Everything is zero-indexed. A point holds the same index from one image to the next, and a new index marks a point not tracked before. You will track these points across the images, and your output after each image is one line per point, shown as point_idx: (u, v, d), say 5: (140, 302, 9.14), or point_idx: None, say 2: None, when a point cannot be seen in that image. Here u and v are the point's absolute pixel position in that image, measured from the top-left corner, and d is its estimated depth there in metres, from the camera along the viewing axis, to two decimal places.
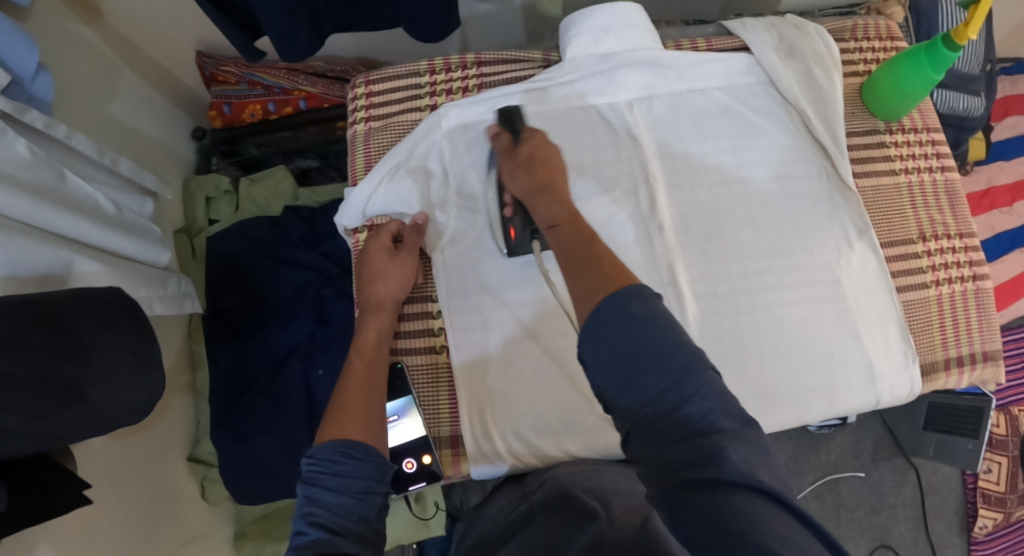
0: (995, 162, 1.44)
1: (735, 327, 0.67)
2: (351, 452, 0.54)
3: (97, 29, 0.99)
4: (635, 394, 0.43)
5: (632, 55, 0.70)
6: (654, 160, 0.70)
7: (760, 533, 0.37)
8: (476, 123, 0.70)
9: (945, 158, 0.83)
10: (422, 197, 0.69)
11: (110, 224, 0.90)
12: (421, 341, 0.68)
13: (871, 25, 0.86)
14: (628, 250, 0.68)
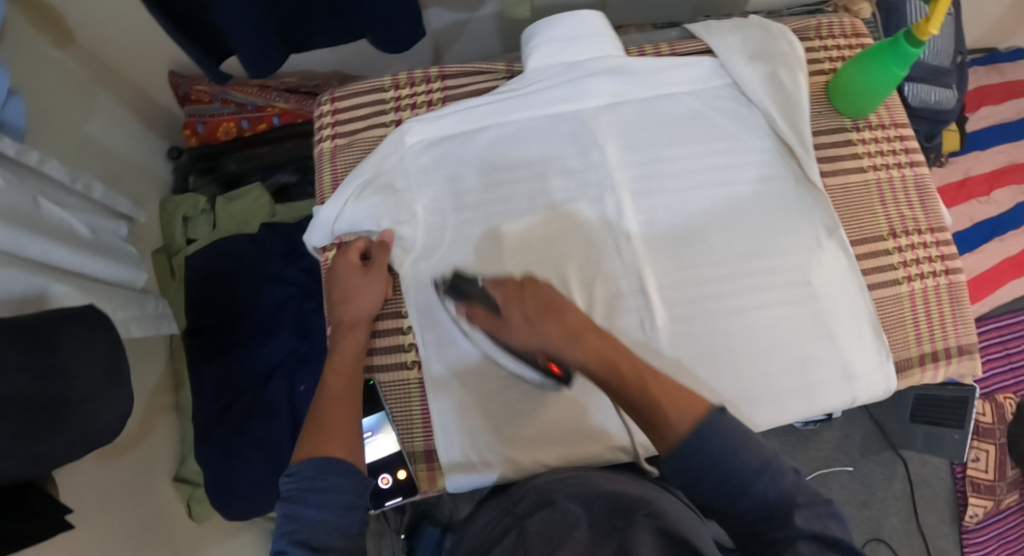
0: (972, 152, 1.45)
1: (708, 331, 0.68)
2: (331, 469, 0.55)
3: (70, 51, 0.98)
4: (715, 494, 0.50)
5: (597, 63, 0.70)
6: (621, 169, 0.70)
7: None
8: (441, 138, 0.71)
9: (914, 153, 0.84)
10: (391, 213, 0.69)
11: (85, 248, 0.91)
12: (392, 358, 0.69)
13: (834, 23, 0.87)
14: (599, 259, 0.68)
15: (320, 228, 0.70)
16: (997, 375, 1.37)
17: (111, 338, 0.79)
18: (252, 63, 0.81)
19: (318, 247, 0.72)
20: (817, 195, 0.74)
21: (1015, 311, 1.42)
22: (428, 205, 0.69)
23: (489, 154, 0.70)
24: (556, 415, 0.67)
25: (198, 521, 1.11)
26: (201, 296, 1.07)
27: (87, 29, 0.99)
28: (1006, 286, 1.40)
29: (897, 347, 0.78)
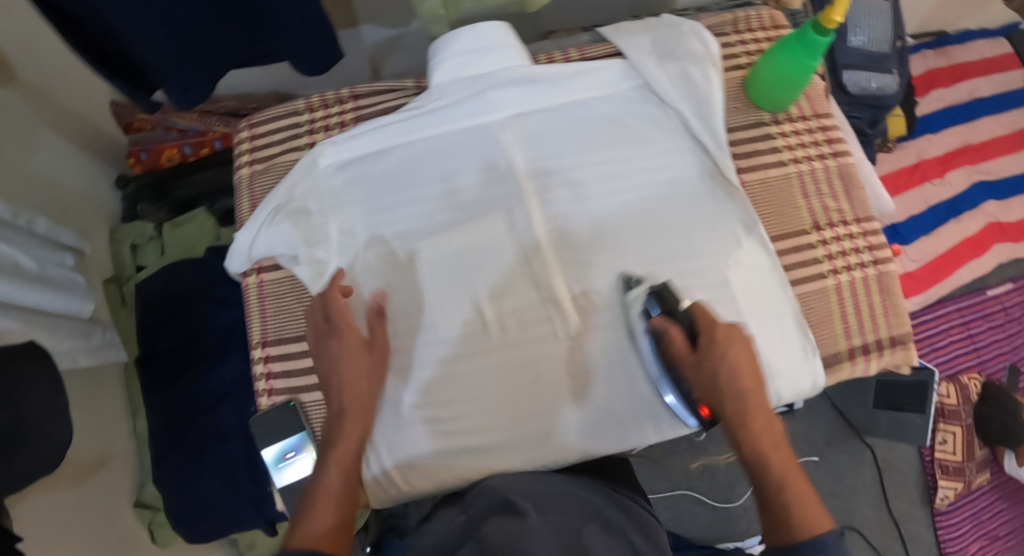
0: (924, 135, 1.48)
1: (619, 334, 0.71)
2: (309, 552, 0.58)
3: (12, 89, 0.97)
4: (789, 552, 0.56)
5: (499, 75, 0.74)
6: (527, 178, 0.74)
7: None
8: (352, 159, 0.75)
9: (837, 143, 0.83)
10: (303, 236, 0.73)
11: (31, 281, 0.90)
12: (313, 380, 0.75)
13: (752, 16, 0.87)
14: (506, 269, 0.73)
15: (238, 257, 0.76)
16: (959, 356, 1.38)
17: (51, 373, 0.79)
18: (176, 94, 0.84)
19: (240, 273, 0.77)
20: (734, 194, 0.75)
21: (977, 291, 1.42)
22: (341, 228, 0.74)
23: (399, 171, 0.74)
24: (470, 418, 0.71)
25: (161, 544, 1.12)
26: (153, 323, 1.09)
27: (30, 66, 0.99)
28: (965, 267, 1.40)
29: (826, 341, 0.77)
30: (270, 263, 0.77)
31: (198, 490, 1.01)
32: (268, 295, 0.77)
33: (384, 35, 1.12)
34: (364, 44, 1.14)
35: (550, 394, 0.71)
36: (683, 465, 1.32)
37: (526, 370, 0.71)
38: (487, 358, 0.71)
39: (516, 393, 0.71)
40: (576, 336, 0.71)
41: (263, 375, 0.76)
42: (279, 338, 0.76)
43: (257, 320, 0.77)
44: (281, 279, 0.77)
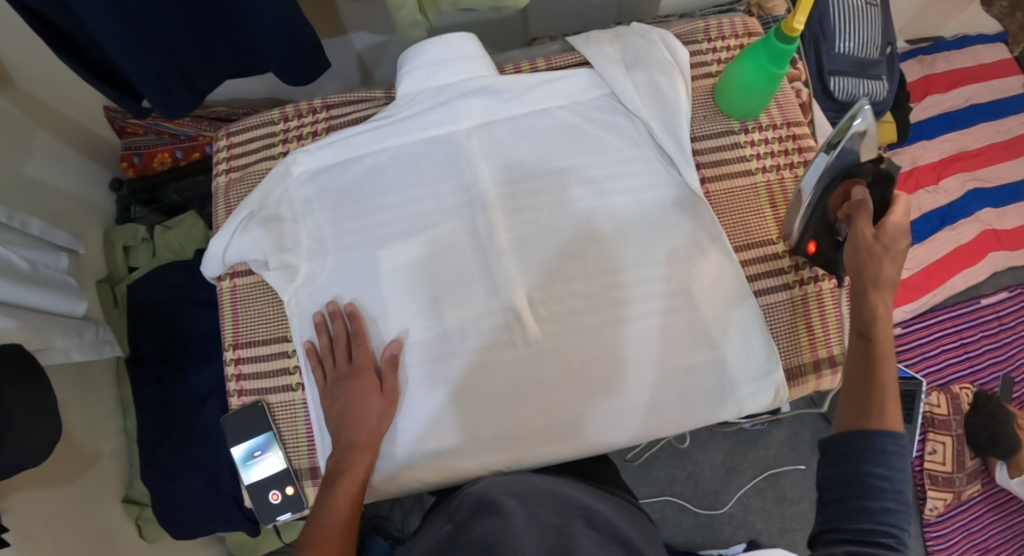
0: (918, 142, 1.48)
1: (576, 341, 0.74)
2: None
3: (8, 95, 1.02)
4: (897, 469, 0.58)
5: (464, 85, 0.78)
6: (493, 188, 0.77)
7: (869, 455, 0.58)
8: (323, 167, 0.79)
9: (808, 151, 0.82)
10: (273, 241, 0.76)
11: (25, 281, 0.91)
12: (278, 382, 0.78)
13: (726, 23, 0.87)
14: (470, 275, 0.76)
15: (212, 261, 0.79)
16: (950, 366, 1.36)
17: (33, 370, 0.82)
18: (160, 102, 0.86)
19: (214, 276, 0.81)
20: (699, 204, 0.76)
21: (969, 300, 1.40)
22: (312, 233, 0.78)
23: (368, 179, 0.79)
24: (429, 420, 0.74)
25: (149, 540, 1.15)
26: (143, 324, 1.13)
27: (26, 73, 1.03)
28: (959, 275, 1.39)
29: (793, 353, 0.76)
30: (243, 268, 0.80)
31: (183, 486, 1.05)
32: (240, 298, 0.80)
33: (370, 42, 1.15)
34: (353, 50, 1.16)
35: (506, 398, 0.73)
36: (668, 470, 1.32)
37: (484, 373, 0.74)
38: (446, 360, 0.75)
39: (472, 396, 0.74)
40: (533, 341, 0.74)
41: (233, 375, 0.79)
42: (248, 340, 0.79)
43: (229, 322, 0.80)
44: (254, 283, 0.80)
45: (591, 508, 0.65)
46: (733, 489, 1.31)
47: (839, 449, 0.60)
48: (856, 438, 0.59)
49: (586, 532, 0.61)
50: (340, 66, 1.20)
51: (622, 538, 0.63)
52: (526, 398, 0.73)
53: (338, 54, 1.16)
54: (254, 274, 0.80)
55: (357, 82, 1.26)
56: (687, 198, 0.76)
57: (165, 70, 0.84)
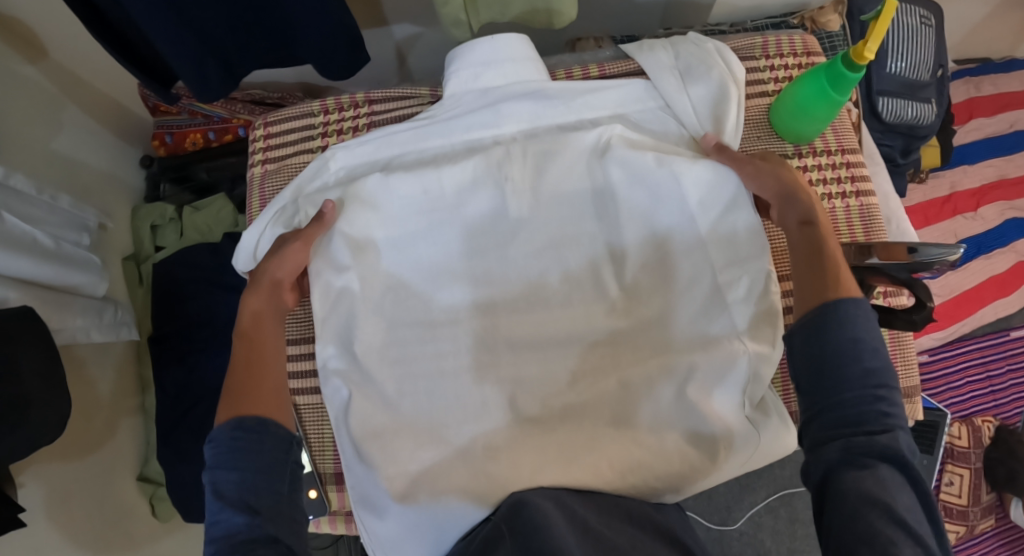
0: (959, 167, 1.45)
1: (560, 221, 0.77)
2: (253, 428, 0.61)
3: (41, 67, 1.00)
4: (858, 389, 0.56)
5: (512, 88, 0.78)
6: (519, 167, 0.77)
7: (853, 364, 0.57)
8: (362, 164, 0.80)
9: (861, 181, 0.79)
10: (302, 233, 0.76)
11: (48, 257, 0.90)
12: (308, 384, 0.81)
13: (784, 41, 0.85)
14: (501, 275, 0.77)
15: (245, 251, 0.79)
16: (973, 398, 1.34)
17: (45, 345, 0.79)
18: (195, 85, 0.85)
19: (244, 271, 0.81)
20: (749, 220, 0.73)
21: (997, 332, 1.38)
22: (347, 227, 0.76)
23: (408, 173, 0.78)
24: (410, 334, 0.76)
25: (161, 518, 1.17)
26: (167, 305, 1.13)
27: (60, 45, 1.01)
28: (989, 305, 1.37)
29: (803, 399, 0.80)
30: None
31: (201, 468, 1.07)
32: None
33: (410, 32, 1.13)
34: (391, 39, 1.14)
35: (507, 311, 0.76)
36: None
37: (500, 273, 0.77)
38: (462, 234, 0.77)
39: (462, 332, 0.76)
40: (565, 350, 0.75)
41: None
42: None
43: None
44: None
45: (629, 507, 0.67)
46: (744, 507, 1.30)
47: (805, 378, 0.60)
48: (826, 314, 0.60)
49: (627, 531, 0.62)
50: (378, 54, 1.18)
51: (665, 532, 0.64)
52: (521, 303, 0.76)
53: (377, 43, 1.15)
54: None
55: (395, 72, 1.24)
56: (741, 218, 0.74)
57: (203, 54, 0.82)
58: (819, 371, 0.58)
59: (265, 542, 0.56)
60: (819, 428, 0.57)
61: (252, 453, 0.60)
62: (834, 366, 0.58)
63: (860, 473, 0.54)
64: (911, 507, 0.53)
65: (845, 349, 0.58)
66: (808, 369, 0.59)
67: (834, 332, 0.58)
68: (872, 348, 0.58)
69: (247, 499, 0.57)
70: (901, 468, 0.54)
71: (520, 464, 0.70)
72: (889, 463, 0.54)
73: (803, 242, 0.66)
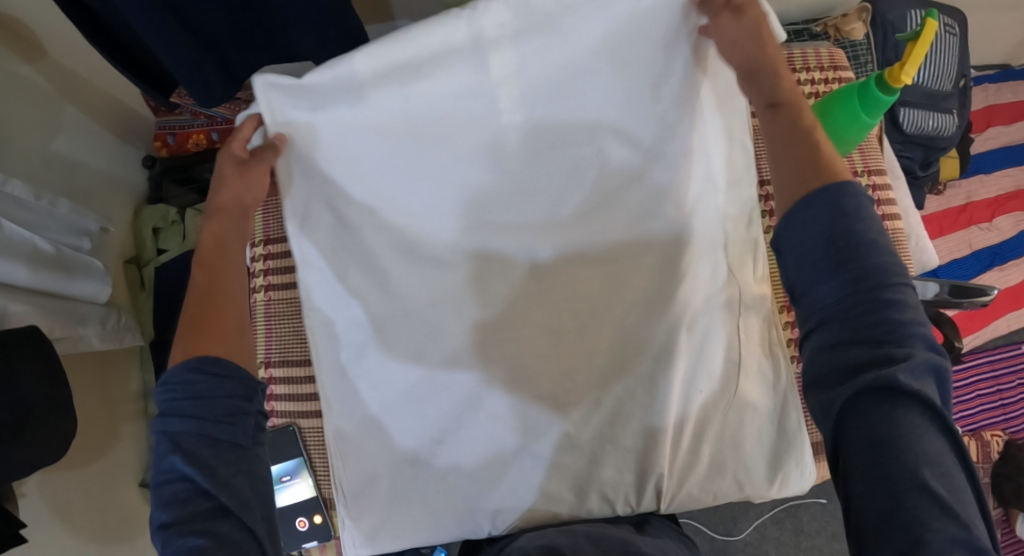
0: (975, 176, 1.43)
1: (562, 183, 0.72)
2: (208, 368, 0.53)
3: (39, 66, 0.97)
4: (870, 299, 0.45)
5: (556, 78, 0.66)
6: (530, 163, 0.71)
7: (864, 264, 0.46)
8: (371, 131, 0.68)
9: (887, 205, 0.78)
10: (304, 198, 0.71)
11: (48, 265, 0.88)
12: (312, 407, 0.81)
13: (810, 54, 0.83)
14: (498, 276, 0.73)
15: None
16: (983, 412, 1.33)
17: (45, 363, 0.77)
18: (197, 91, 0.81)
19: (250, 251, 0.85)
20: (754, 229, 0.75)
21: (1009, 345, 1.37)
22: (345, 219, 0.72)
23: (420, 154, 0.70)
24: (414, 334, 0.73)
25: None
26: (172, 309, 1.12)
27: (57, 42, 0.97)
28: (1002, 318, 1.35)
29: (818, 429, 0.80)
30: (279, 283, 0.83)
31: None
32: (275, 315, 0.84)
33: None
34: None
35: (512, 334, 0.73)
36: None
37: (496, 247, 0.73)
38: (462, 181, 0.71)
39: (458, 307, 0.73)
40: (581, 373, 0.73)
41: (265, 396, 0.82)
42: (281, 359, 0.82)
43: (262, 338, 0.84)
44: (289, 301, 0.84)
45: (628, 538, 0.65)
46: (750, 517, 1.29)
47: (808, 270, 0.48)
48: (810, 208, 0.48)
49: None
50: None
51: None
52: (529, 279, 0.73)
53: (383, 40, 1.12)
54: (288, 288, 0.84)
55: None
56: (748, 220, 0.74)
57: (206, 59, 0.79)
58: (819, 282, 0.47)
59: (220, 510, 0.50)
60: (828, 334, 0.47)
61: (201, 398, 0.52)
62: (835, 278, 0.46)
63: (877, 413, 0.43)
64: (937, 442, 0.43)
65: (848, 256, 0.46)
66: (811, 260, 0.48)
67: (836, 237, 0.47)
68: (879, 254, 0.46)
69: (200, 455, 0.51)
70: (924, 399, 0.43)
71: (508, 483, 0.74)
72: (907, 396, 0.43)
73: (772, 129, 0.56)
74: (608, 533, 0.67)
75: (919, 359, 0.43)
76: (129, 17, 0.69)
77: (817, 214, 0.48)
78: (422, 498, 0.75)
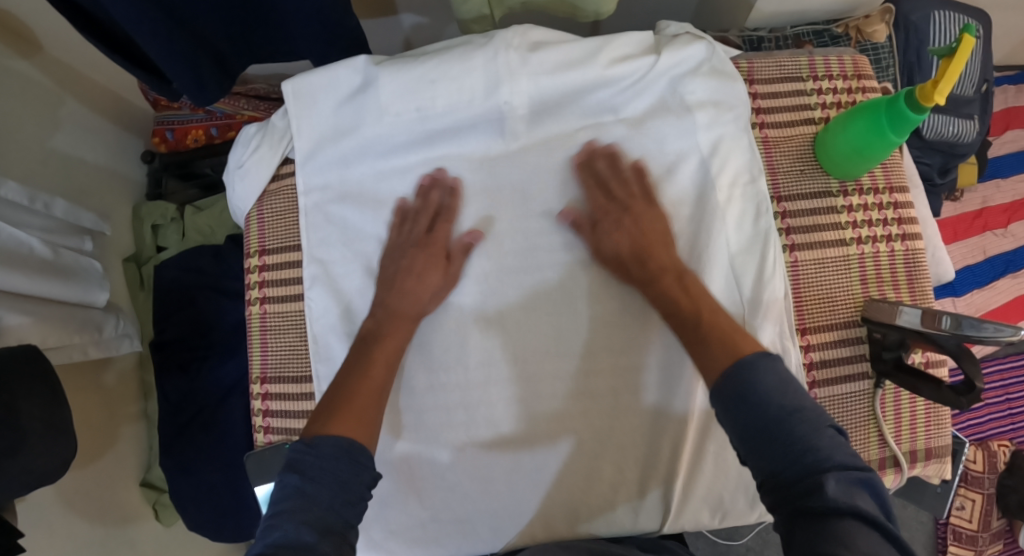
0: (992, 180, 1.39)
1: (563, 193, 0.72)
2: (351, 452, 0.57)
3: (35, 62, 0.94)
4: (786, 435, 0.51)
5: (555, 76, 0.71)
6: (522, 165, 0.73)
7: (778, 402, 0.52)
8: (380, 93, 0.72)
9: (908, 224, 0.74)
10: (310, 148, 0.75)
11: (45, 269, 0.86)
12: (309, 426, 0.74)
13: (833, 61, 0.78)
14: (485, 278, 0.71)
15: (234, 179, 0.79)
16: (990, 421, 1.32)
17: (43, 372, 0.75)
18: (191, 90, 0.78)
19: (242, 264, 0.77)
20: (763, 221, 0.71)
21: (1020, 354, 1.35)
22: (351, 164, 0.75)
23: (425, 115, 0.72)
24: None
25: (165, 524, 1.14)
26: (168, 309, 1.10)
27: (53, 36, 0.95)
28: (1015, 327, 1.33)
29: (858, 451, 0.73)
30: (275, 294, 0.77)
31: (201, 481, 1.05)
32: (271, 327, 0.77)
33: (420, 23, 1.06)
34: (400, 29, 1.08)
35: (510, 327, 0.71)
36: None
37: (507, 253, 0.72)
38: (472, 203, 0.73)
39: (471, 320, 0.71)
40: (593, 390, 0.69)
41: (260, 411, 0.76)
42: (277, 375, 0.76)
43: (258, 350, 0.77)
44: (286, 311, 0.77)
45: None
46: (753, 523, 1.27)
47: (733, 429, 0.54)
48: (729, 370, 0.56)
49: None
50: (388, 44, 1.11)
51: None
52: (528, 280, 0.71)
53: (386, 33, 1.08)
54: (287, 302, 0.77)
55: None
56: (760, 240, 0.71)
57: (199, 56, 0.75)
58: (751, 438, 0.53)
59: None
60: (766, 475, 0.51)
61: (340, 481, 0.55)
62: (767, 433, 0.52)
63: (818, 534, 0.46)
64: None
65: (770, 409, 0.52)
66: (735, 418, 0.54)
67: (762, 400, 0.53)
68: (795, 407, 0.52)
69: (330, 528, 0.52)
70: (859, 516, 0.46)
71: (497, 489, 0.70)
72: (845, 514, 0.46)
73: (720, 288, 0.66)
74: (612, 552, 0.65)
75: (846, 484, 0.48)
76: (120, 18, 0.65)
77: (739, 388, 0.54)
78: (414, 493, 0.71)
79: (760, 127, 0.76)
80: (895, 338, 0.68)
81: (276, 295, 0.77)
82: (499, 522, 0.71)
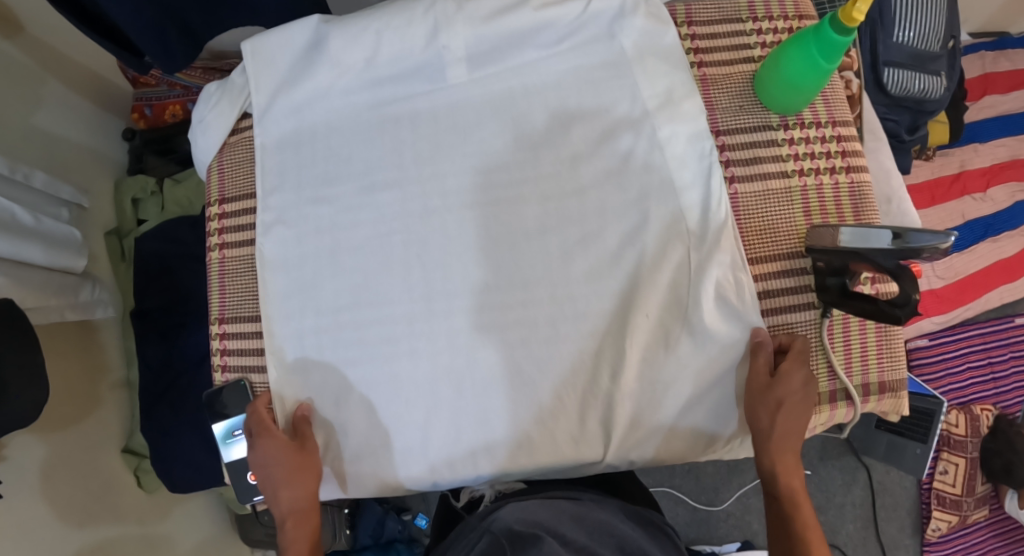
0: (969, 145, 1.39)
1: (510, 136, 0.74)
2: None
3: (17, 41, 0.98)
4: None
5: (492, 22, 0.73)
6: (468, 111, 0.75)
7: None
8: (326, 45, 0.75)
9: (852, 155, 0.75)
10: (264, 100, 0.78)
11: (23, 232, 0.90)
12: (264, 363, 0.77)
13: (774, 3, 0.79)
14: (436, 216, 0.73)
15: (197, 133, 0.82)
16: (972, 385, 1.31)
17: (13, 321, 0.78)
18: (161, 59, 0.80)
19: (201, 206, 0.81)
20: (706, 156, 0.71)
21: (1003, 318, 1.34)
22: (303, 113, 0.77)
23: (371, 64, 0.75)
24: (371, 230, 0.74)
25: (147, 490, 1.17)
26: (147, 280, 1.14)
27: (35, 18, 0.99)
28: (995, 290, 1.34)
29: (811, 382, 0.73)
30: (233, 240, 0.80)
31: (179, 447, 1.08)
32: (229, 269, 0.80)
33: None
34: None
35: (457, 268, 0.72)
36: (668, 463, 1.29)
37: (452, 193, 0.74)
38: (418, 146, 0.75)
39: (418, 257, 0.73)
40: (540, 326, 0.71)
41: (218, 349, 0.79)
42: (234, 315, 0.78)
43: (217, 291, 0.80)
44: (243, 255, 0.79)
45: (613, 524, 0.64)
46: (732, 488, 1.27)
47: None
48: None
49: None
50: None
51: None
52: (473, 223, 0.73)
53: None
54: (242, 246, 0.79)
55: None
56: (704, 173, 0.71)
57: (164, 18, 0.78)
58: None
59: None
60: None
61: None
62: None
63: None
64: None
65: None
66: None
67: None
68: None
69: None
70: None
71: (442, 426, 0.72)
72: None
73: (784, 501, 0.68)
74: (592, 513, 0.65)
75: None
76: None
77: None
78: (366, 426, 0.73)
79: (698, 67, 0.77)
80: (839, 263, 0.69)
81: (235, 242, 0.80)
82: (444, 458, 0.72)
